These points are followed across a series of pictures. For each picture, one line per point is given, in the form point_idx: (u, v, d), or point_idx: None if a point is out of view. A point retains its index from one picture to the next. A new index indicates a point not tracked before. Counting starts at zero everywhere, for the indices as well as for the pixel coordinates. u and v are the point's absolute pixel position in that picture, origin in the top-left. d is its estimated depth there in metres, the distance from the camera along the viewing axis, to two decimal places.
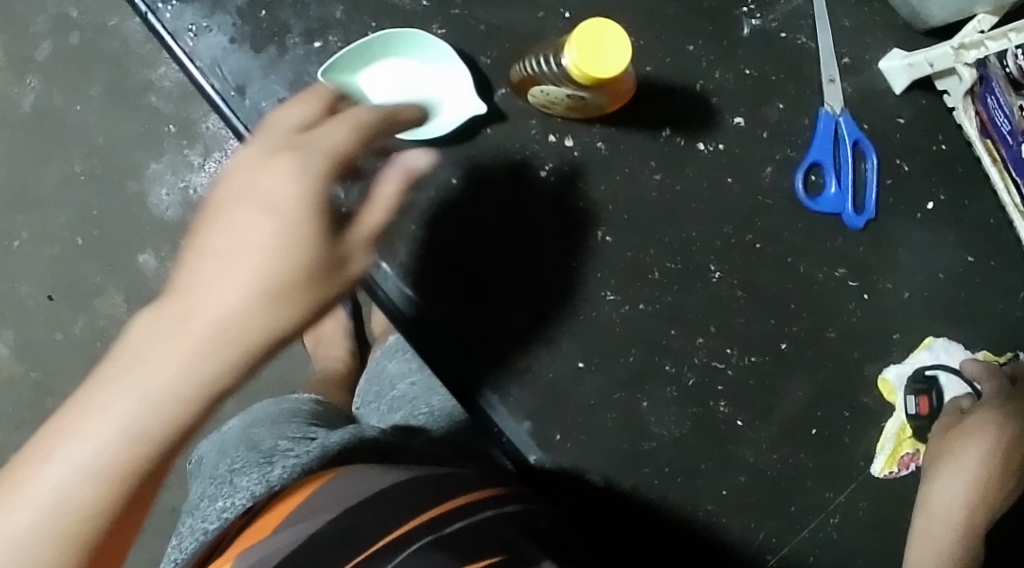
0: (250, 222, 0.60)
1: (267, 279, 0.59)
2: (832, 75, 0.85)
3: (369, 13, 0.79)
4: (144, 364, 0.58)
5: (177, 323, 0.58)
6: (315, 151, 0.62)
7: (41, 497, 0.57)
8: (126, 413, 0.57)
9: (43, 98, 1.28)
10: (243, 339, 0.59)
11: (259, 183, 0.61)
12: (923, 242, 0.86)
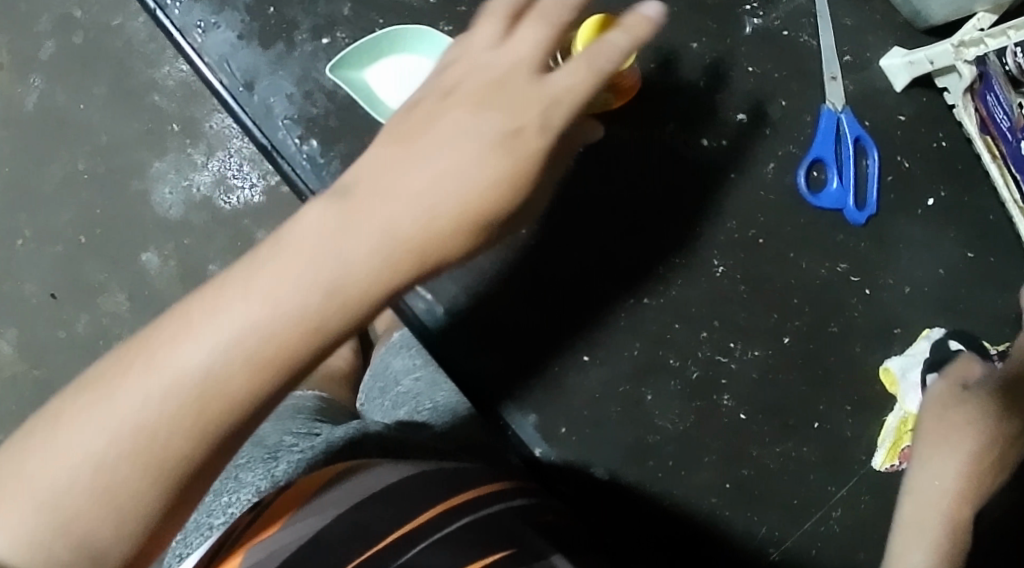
0: (475, 150, 0.67)
1: (460, 214, 0.66)
2: (835, 72, 0.86)
3: (377, 10, 0.80)
4: (336, 258, 0.63)
5: (376, 230, 0.64)
6: (547, 95, 0.69)
7: (190, 373, 0.61)
8: (275, 304, 0.62)
9: (46, 96, 1.29)
10: (419, 251, 0.65)
11: (471, 126, 0.68)
12: (923, 238, 0.87)
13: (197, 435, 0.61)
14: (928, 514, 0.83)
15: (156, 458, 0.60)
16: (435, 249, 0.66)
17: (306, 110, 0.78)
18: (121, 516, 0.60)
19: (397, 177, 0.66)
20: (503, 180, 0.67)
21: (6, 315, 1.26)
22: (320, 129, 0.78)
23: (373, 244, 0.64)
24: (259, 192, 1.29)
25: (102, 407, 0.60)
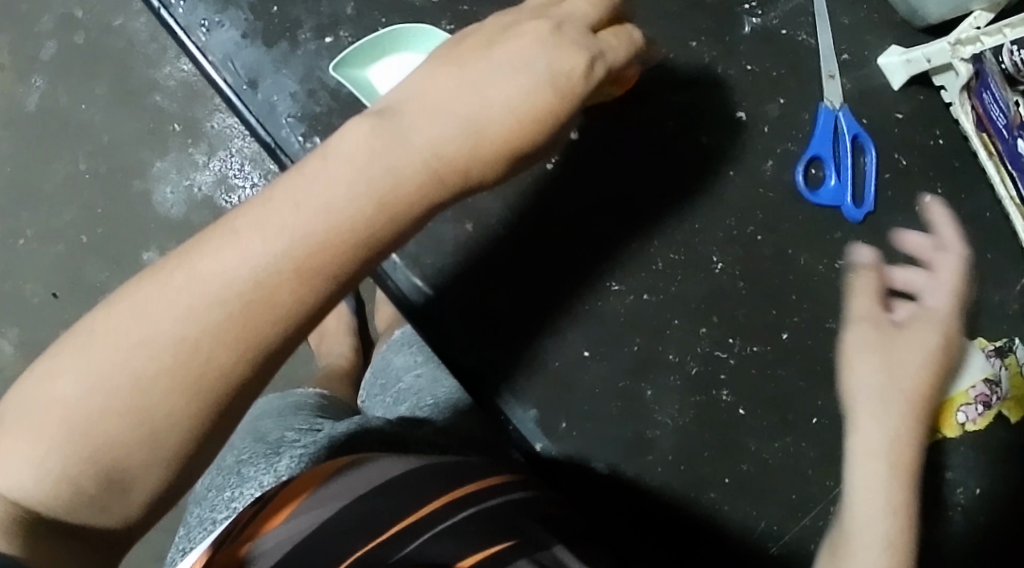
0: (522, 78, 0.68)
1: (499, 128, 0.66)
2: (832, 71, 0.87)
3: (380, 9, 0.81)
4: (382, 162, 0.64)
5: (418, 142, 0.65)
6: (593, 47, 0.71)
7: (235, 266, 0.61)
8: (323, 216, 0.62)
9: (48, 97, 1.30)
10: (463, 171, 0.66)
11: (515, 50, 0.69)
12: (920, 235, 0.87)
13: (237, 351, 0.61)
14: (867, 481, 0.79)
15: (194, 371, 0.60)
16: (476, 171, 0.67)
17: (308, 108, 0.79)
18: (154, 432, 0.60)
19: (446, 99, 0.67)
20: (546, 110, 0.68)
21: (8, 314, 1.26)
22: (323, 127, 0.78)
23: (415, 155, 0.65)
24: (260, 191, 1.30)
25: (141, 319, 0.61)
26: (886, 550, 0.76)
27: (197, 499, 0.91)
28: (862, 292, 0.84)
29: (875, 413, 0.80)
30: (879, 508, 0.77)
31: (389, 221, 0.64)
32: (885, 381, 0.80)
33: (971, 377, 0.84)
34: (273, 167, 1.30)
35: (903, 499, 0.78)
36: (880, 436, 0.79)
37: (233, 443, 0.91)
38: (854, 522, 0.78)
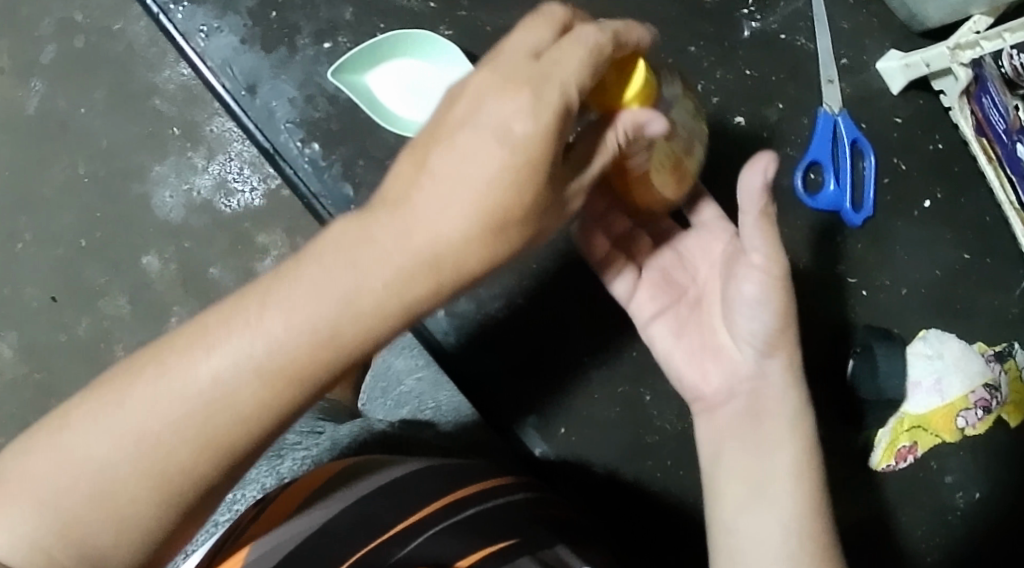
0: (491, 147, 0.58)
1: (482, 212, 0.58)
2: (831, 76, 0.86)
3: (379, 14, 0.81)
4: (349, 266, 0.59)
5: (392, 239, 0.59)
6: (561, 82, 0.59)
7: (199, 381, 0.59)
8: (288, 317, 0.58)
9: (47, 101, 1.29)
10: (436, 262, 0.59)
11: (490, 110, 0.59)
12: (919, 239, 0.87)
13: (208, 451, 0.59)
14: (773, 416, 0.73)
15: (165, 470, 0.59)
16: (456, 261, 0.59)
17: (307, 113, 0.79)
18: (124, 524, 0.58)
19: (412, 181, 0.59)
20: (519, 181, 0.58)
21: (8, 318, 1.27)
22: (322, 133, 0.79)
23: (389, 254, 0.58)
24: (258, 196, 1.29)
25: (112, 415, 0.59)
26: (805, 480, 0.72)
27: None
28: (749, 223, 0.69)
29: (777, 342, 0.73)
30: (791, 442, 0.73)
31: (370, 327, 0.59)
32: (778, 317, 0.72)
33: (971, 382, 0.85)
34: (271, 171, 1.29)
35: (808, 427, 0.74)
36: (778, 363, 0.74)
37: None
38: (774, 461, 0.72)
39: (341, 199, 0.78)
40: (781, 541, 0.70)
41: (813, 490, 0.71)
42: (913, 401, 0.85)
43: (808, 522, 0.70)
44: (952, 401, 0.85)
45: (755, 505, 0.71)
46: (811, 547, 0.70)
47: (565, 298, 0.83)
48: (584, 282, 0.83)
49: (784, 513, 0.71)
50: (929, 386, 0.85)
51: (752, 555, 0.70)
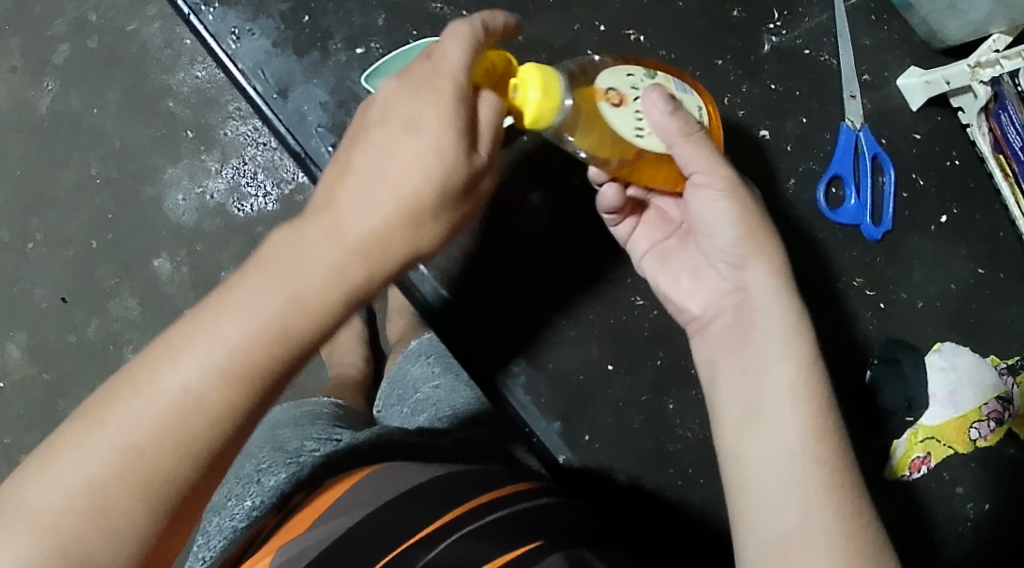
0: (413, 145, 0.64)
1: (412, 204, 0.65)
2: (853, 91, 0.88)
3: (411, 22, 0.81)
4: (288, 265, 0.64)
5: (332, 239, 0.64)
6: (449, 74, 0.65)
7: (168, 389, 0.62)
8: (245, 321, 0.62)
9: (59, 101, 1.29)
10: (374, 255, 0.65)
11: (396, 112, 0.65)
12: (936, 253, 0.89)
13: (186, 446, 0.62)
14: (761, 331, 0.70)
15: (146, 477, 0.61)
16: (391, 249, 0.65)
17: (339, 119, 0.80)
18: (122, 539, 0.61)
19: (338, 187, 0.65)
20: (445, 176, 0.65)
21: (16, 319, 1.26)
22: None
23: (331, 252, 0.64)
24: (272, 200, 1.30)
25: (92, 434, 0.61)
26: (807, 393, 0.67)
27: (214, 507, 0.92)
28: (681, 145, 0.69)
29: (748, 250, 0.71)
30: (782, 355, 0.69)
31: (315, 319, 0.64)
32: (740, 221, 0.71)
33: (984, 394, 0.86)
34: (285, 176, 1.30)
35: (805, 342, 0.69)
36: (760, 274, 0.71)
37: (253, 452, 0.93)
38: (767, 381, 0.68)
39: None
40: (787, 461, 0.66)
41: (816, 409, 0.67)
42: (926, 413, 0.86)
43: (814, 447, 0.66)
44: (966, 413, 0.86)
45: (755, 428, 0.68)
46: (820, 473, 0.65)
47: (570, 280, 0.80)
48: (588, 262, 0.81)
49: (792, 431, 0.66)
50: (944, 398, 0.86)
51: (760, 483, 0.66)
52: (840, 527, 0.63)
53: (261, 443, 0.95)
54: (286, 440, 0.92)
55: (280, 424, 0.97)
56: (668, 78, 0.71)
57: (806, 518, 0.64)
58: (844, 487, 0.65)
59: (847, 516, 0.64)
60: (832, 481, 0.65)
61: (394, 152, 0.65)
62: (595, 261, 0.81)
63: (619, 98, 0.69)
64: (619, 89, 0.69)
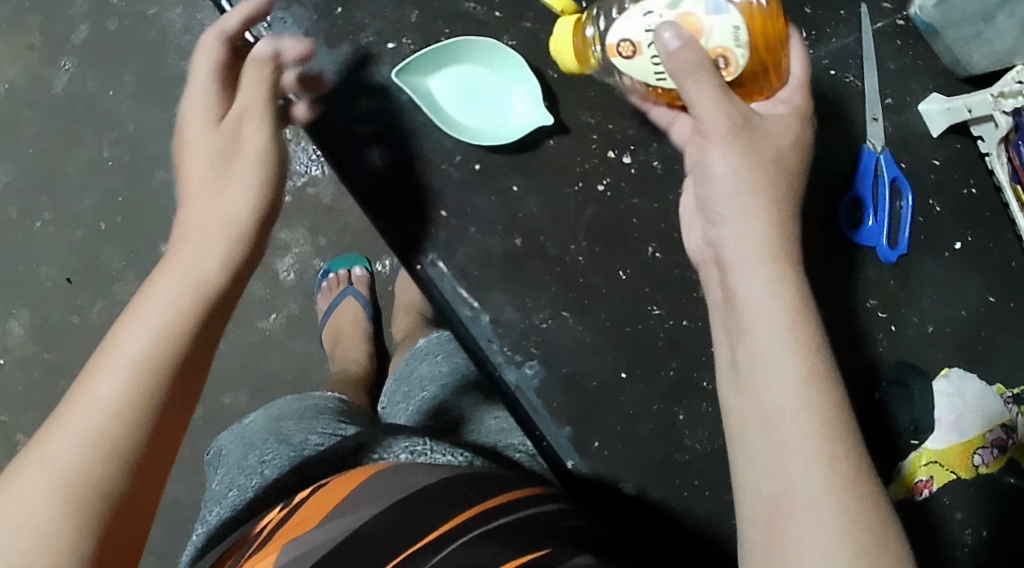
0: (211, 144, 0.70)
1: (245, 180, 0.70)
2: (876, 114, 0.88)
3: (443, 19, 0.81)
4: (165, 275, 0.66)
5: (198, 243, 0.67)
6: (205, 86, 0.72)
7: (86, 410, 0.61)
8: (149, 329, 0.64)
9: (76, 81, 1.29)
10: (235, 235, 0.68)
11: (192, 130, 0.71)
12: (947, 280, 0.90)
13: (123, 396, 0.62)
14: (767, 283, 0.66)
15: (90, 434, 0.61)
16: (252, 233, 0.69)
17: (366, 111, 0.79)
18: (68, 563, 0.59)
19: (185, 213, 0.69)
20: (261, 153, 0.71)
21: (20, 296, 1.26)
22: (380, 132, 0.78)
23: (197, 249, 0.67)
24: None
25: (18, 478, 0.60)
26: (814, 349, 0.64)
27: (216, 498, 0.92)
28: (690, 83, 0.69)
29: (752, 202, 0.69)
30: (782, 307, 0.65)
31: (204, 300, 0.66)
32: (754, 173, 0.69)
33: (988, 420, 0.86)
34: (298, 168, 1.29)
35: (790, 301, 0.66)
36: (745, 231, 0.68)
37: (257, 445, 0.94)
38: (766, 335, 0.65)
39: (395, 203, 0.78)
40: (794, 427, 0.63)
41: (804, 372, 0.63)
42: (932, 436, 0.86)
43: (804, 416, 0.63)
44: (969, 439, 0.86)
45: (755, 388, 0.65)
46: (811, 443, 0.62)
47: (591, 288, 0.79)
48: (610, 271, 0.80)
49: (803, 389, 0.63)
50: (948, 423, 0.86)
51: (748, 456, 0.64)
52: (845, 495, 0.61)
53: (264, 437, 0.95)
54: (291, 434, 0.94)
55: (284, 418, 0.99)
56: (693, 3, 0.69)
57: (812, 485, 0.61)
58: (852, 451, 0.62)
59: (855, 484, 0.61)
60: (838, 445, 0.62)
61: (209, 156, 0.70)
62: (610, 267, 0.80)
63: (632, 49, 0.71)
64: (633, 38, 0.71)
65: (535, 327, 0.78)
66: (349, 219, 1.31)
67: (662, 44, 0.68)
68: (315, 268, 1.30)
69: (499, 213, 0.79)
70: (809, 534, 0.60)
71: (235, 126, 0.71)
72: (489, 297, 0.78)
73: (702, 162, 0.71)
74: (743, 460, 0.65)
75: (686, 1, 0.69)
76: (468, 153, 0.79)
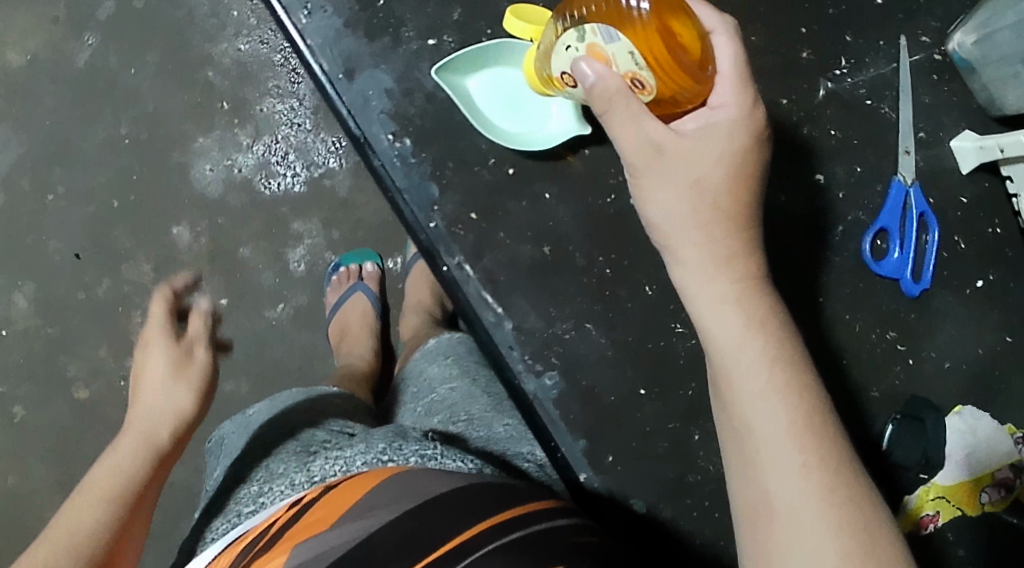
0: (165, 355, 0.91)
1: (197, 374, 0.91)
2: (909, 147, 0.88)
3: (486, 19, 0.80)
4: (133, 433, 0.88)
5: (149, 427, 0.88)
6: (157, 323, 0.93)
7: (61, 541, 0.79)
8: (119, 468, 0.85)
9: (98, 56, 1.28)
10: (178, 422, 0.89)
11: (150, 350, 0.91)
12: (968, 318, 0.89)
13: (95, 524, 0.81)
14: (713, 313, 0.70)
15: (65, 544, 0.79)
16: (185, 424, 0.89)
17: (402, 107, 0.78)
18: None
19: (139, 404, 0.89)
20: (206, 366, 0.92)
21: (29, 269, 1.26)
22: (415, 129, 0.78)
23: (153, 428, 0.88)
24: (299, 182, 1.28)
25: None
26: (770, 365, 0.68)
27: (221, 490, 0.91)
28: (611, 114, 0.69)
29: (704, 227, 0.70)
30: (734, 331, 0.69)
31: (153, 460, 0.86)
32: (690, 201, 0.70)
33: (998, 460, 0.87)
34: (316, 159, 1.28)
35: (741, 319, 0.69)
36: (701, 254, 0.70)
37: (263, 437, 0.94)
38: (722, 364, 0.69)
39: (426, 203, 0.77)
40: (768, 445, 0.67)
41: (767, 389, 0.68)
42: (941, 472, 0.87)
43: (791, 436, 0.67)
44: (978, 477, 0.87)
45: (725, 414, 0.70)
46: (805, 457, 0.66)
47: (615, 302, 0.79)
48: (636, 286, 0.79)
49: (770, 406, 0.67)
50: (959, 460, 0.87)
51: (750, 489, 0.67)
52: (825, 498, 0.65)
53: (269, 428, 0.95)
54: (298, 429, 0.93)
55: (290, 410, 0.99)
56: (592, 32, 0.68)
57: (792, 495, 0.66)
58: (827, 453, 0.67)
59: (833, 484, 0.66)
60: (811, 451, 0.66)
61: (167, 367, 0.90)
62: (635, 281, 0.79)
63: (571, 81, 0.71)
64: (566, 70, 0.71)
65: (557, 337, 0.78)
66: (363, 214, 1.30)
67: (579, 83, 0.69)
68: (326, 261, 1.29)
69: (529, 219, 0.78)
70: (798, 542, 0.65)
71: (190, 349, 0.92)
72: (515, 306, 0.78)
73: (636, 202, 0.73)
74: (730, 483, 0.70)
75: (587, 32, 0.68)
76: (502, 157, 0.78)
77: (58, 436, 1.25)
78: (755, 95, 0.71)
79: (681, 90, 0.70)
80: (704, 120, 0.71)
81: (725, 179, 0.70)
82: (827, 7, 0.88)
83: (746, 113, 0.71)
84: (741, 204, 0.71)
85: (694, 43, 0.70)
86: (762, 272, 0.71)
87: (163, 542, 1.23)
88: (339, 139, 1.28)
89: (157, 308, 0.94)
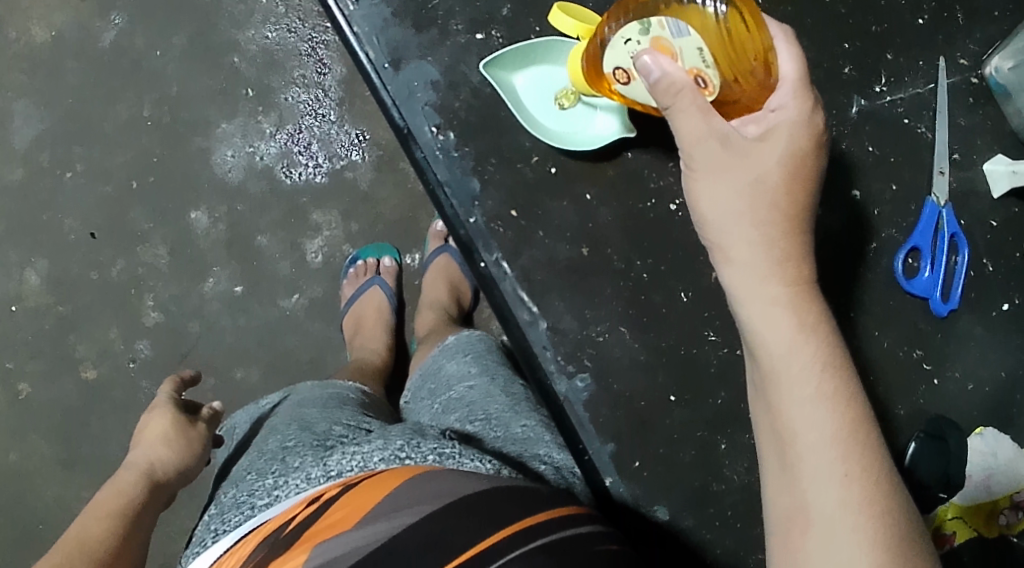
0: (176, 409, 1.00)
1: (197, 434, 0.99)
2: (943, 167, 0.88)
3: (535, 16, 0.79)
4: (134, 468, 0.94)
5: (152, 461, 0.95)
6: (164, 399, 1.02)
7: (75, 531, 0.85)
8: (121, 495, 0.91)
9: (124, 36, 1.26)
10: (178, 469, 0.96)
11: (156, 411, 1.00)
12: (992, 342, 0.89)
13: (87, 540, 0.84)
14: (765, 315, 0.69)
15: (77, 536, 0.85)
16: (184, 470, 0.96)
17: (448, 101, 0.78)
18: None
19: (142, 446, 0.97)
20: (205, 430, 1.00)
21: (43, 246, 1.25)
22: (459, 123, 0.78)
23: (156, 461, 0.95)
24: (320, 173, 1.27)
25: None
26: (818, 371, 0.68)
27: (233, 481, 0.88)
28: (671, 108, 0.69)
29: (755, 231, 0.70)
30: (783, 337, 0.69)
31: (153, 494, 0.92)
32: (742, 204, 0.70)
33: (1019, 484, 0.88)
34: (339, 151, 1.27)
35: (788, 325, 0.69)
36: (751, 259, 0.70)
37: (281, 431, 0.93)
38: (771, 368, 0.69)
39: (466, 196, 0.78)
40: (810, 453, 0.67)
41: (813, 394, 0.68)
42: (960, 493, 0.88)
43: (831, 445, 0.67)
44: (996, 499, 0.88)
45: (768, 417, 0.70)
46: (846, 467, 0.66)
47: (649, 307, 0.79)
48: (671, 291, 0.79)
49: (815, 414, 0.68)
50: (978, 482, 0.87)
51: (788, 495, 0.68)
52: (862, 510, 0.66)
53: (289, 423, 0.94)
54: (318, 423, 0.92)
55: (306, 407, 0.97)
56: (660, 26, 0.69)
57: (830, 505, 0.66)
58: (868, 463, 0.67)
59: (872, 496, 0.66)
60: (853, 461, 0.67)
61: (176, 415, 0.99)
62: (670, 287, 0.79)
63: (626, 77, 0.72)
64: (624, 65, 0.71)
65: (591, 339, 0.79)
66: (383, 208, 1.29)
67: (643, 76, 0.68)
68: (344, 253, 1.29)
69: (569, 220, 0.79)
70: (830, 552, 0.65)
71: (194, 420, 1.00)
72: (552, 307, 0.78)
73: (688, 201, 0.72)
74: (768, 488, 0.70)
75: (653, 26, 0.69)
76: (545, 155, 0.79)
77: (64, 416, 1.24)
78: (815, 100, 0.70)
79: (742, 95, 0.71)
80: (764, 124, 0.70)
81: (779, 184, 0.70)
82: (870, 24, 0.88)
83: (807, 115, 0.70)
84: (794, 210, 0.70)
85: (758, 51, 0.69)
86: (813, 279, 0.71)
87: (163, 525, 1.23)
88: (362, 131, 1.27)
89: (166, 390, 1.04)
